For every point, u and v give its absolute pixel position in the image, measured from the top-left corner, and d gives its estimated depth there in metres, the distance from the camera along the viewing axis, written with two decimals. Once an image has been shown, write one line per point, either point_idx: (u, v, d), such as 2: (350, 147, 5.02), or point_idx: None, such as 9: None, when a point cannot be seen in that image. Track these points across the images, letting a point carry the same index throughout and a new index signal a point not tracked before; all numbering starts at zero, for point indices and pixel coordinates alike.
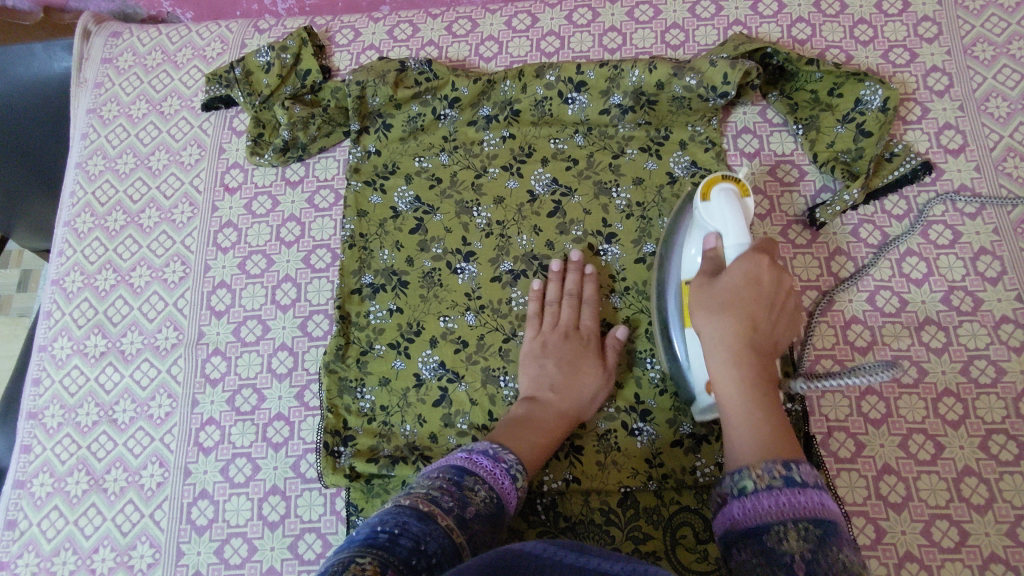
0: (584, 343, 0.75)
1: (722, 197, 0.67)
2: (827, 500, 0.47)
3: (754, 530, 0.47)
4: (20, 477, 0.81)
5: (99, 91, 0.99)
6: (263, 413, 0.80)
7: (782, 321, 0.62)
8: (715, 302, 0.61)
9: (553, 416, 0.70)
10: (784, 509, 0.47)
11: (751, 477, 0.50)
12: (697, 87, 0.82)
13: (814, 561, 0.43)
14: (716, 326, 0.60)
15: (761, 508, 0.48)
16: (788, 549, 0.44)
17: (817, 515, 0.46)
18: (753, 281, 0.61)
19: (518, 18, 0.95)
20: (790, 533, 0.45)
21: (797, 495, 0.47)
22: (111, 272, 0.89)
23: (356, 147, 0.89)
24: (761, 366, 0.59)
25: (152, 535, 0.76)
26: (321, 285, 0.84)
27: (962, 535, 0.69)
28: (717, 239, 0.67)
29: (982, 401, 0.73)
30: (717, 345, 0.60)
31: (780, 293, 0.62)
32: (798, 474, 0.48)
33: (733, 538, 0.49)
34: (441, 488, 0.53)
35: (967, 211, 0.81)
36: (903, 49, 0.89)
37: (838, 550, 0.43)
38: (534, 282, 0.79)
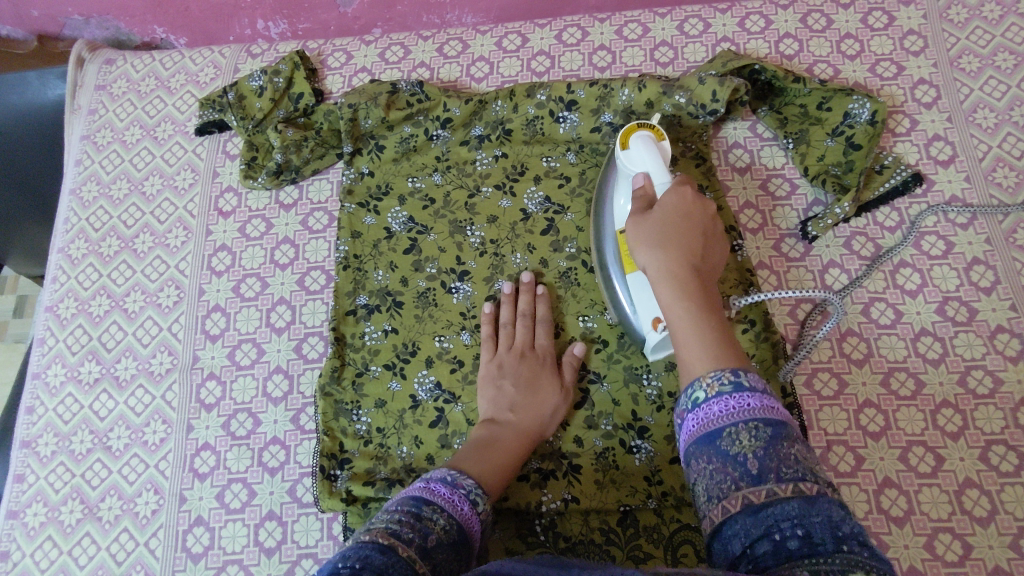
0: (541, 360, 0.75)
1: (642, 143, 0.70)
2: (774, 402, 0.48)
3: (709, 436, 0.48)
4: (13, 507, 0.80)
5: (94, 117, 0.99)
6: (258, 437, 0.79)
7: (714, 248, 0.63)
8: (652, 232, 0.62)
9: (514, 433, 0.70)
10: (733, 412, 0.47)
11: (702, 388, 0.50)
12: (687, 105, 0.83)
13: (767, 457, 0.44)
14: (655, 253, 0.60)
15: (713, 415, 0.48)
16: (742, 450, 0.46)
17: (767, 415, 0.46)
18: (683, 209, 0.63)
19: (508, 39, 0.96)
20: (742, 435, 0.46)
21: (745, 399, 0.48)
22: (105, 298, 0.88)
23: (349, 169, 0.89)
24: (703, 285, 0.58)
25: (147, 564, 0.75)
26: (316, 307, 0.84)
27: (965, 548, 0.69)
28: (644, 179, 0.68)
29: (980, 412, 0.73)
30: (657, 268, 0.59)
31: (709, 219, 0.64)
32: (747, 380, 0.49)
33: (691, 448, 0.49)
34: (401, 520, 0.52)
35: (958, 222, 0.81)
36: (890, 62, 0.90)
37: (789, 446, 0.45)
38: (486, 306, 0.79)
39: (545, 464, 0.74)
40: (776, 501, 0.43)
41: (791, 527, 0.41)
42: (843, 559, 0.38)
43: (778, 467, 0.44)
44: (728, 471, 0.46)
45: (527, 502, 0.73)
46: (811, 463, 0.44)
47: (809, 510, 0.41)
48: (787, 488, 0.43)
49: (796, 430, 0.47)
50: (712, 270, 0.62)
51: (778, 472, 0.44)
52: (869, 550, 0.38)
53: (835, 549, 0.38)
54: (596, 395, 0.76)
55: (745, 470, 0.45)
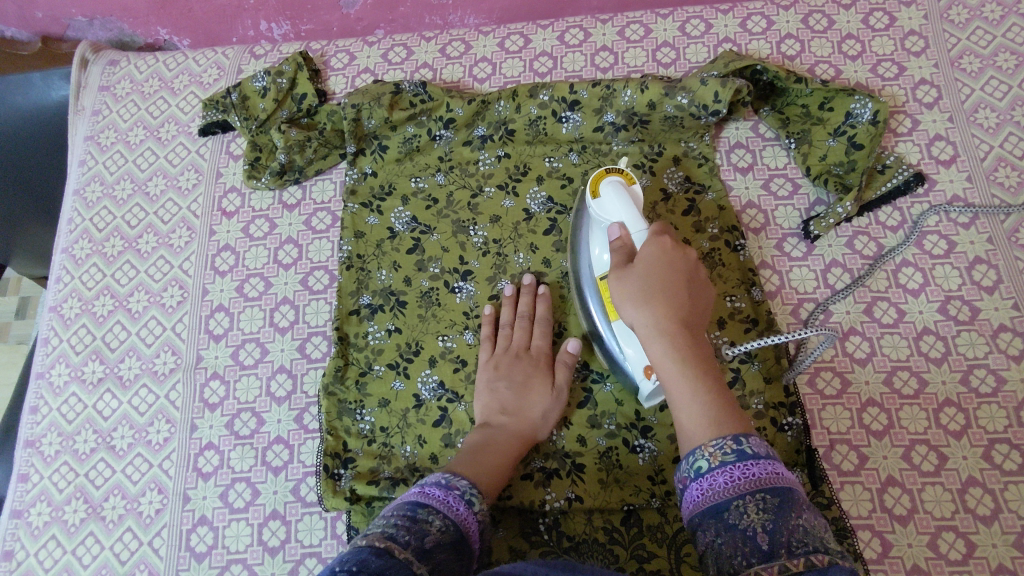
0: (536, 362, 0.75)
1: (613, 191, 0.68)
2: (778, 468, 0.49)
3: (714, 510, 0.49)
4: (17, 506, 0.80)
5: (97, 118, 1.00)
6: (262, 437, 0.79)
7: (701, 292, 0.62)
8: (636, 290, 0.60)
9: (508, 436, 0.70)
10: (739, 483, 0.49)
11: (705, 457, 0.51)
12: (689, 105, 0.83)
13: (775, 530, 0.46)
14: (642, 312, 0.58)
15: (718, 486, 0.50)
16: (750, 524, 0.47)
17: (770, 484, 0.48)
18: (663, 260, 0.61)
19: (510, 40, 0.96)
20: (749, 507, 0.47)
21: (750, 469, 0.49)
22: (108, 298, 0.89)
23: (353, 169, 0.89)
24: (697, 342, 0.57)
25: (151, 563, 0.75)
26: (320, 307, 0.84)
27: (968, 546, 0.69)
28: (620, 229, 0.66)
29: (983, 410, 0.73)
30: (646, 330, 0.58)
31: (691, 264, 0.62)
32: (749, 448, 0.50)
33: (697, 520, 0.50)
34: (396, 525, 0.52)
35: (960, 221, 0.82)
36: (891, 63, 0.90)
37: (796, 516, 0.46)
38: (486, 309, 0.80)
39: (549, 463, 0.74)
40: (789, 575, 0.43)
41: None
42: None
43: (788, 540, 0.45)
44: (738, 544, 0.47)
45: (531, 501, 0.73)
46: (819, 532, 0.46)
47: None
48: (799, 561, 0.43)
49: (801, 496, 0.49)
50: (702, 316, 0.61)
51: (788, 546, 0.45)
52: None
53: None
54: (600, 395, 0.76)
55: (755, 543, 0.46)
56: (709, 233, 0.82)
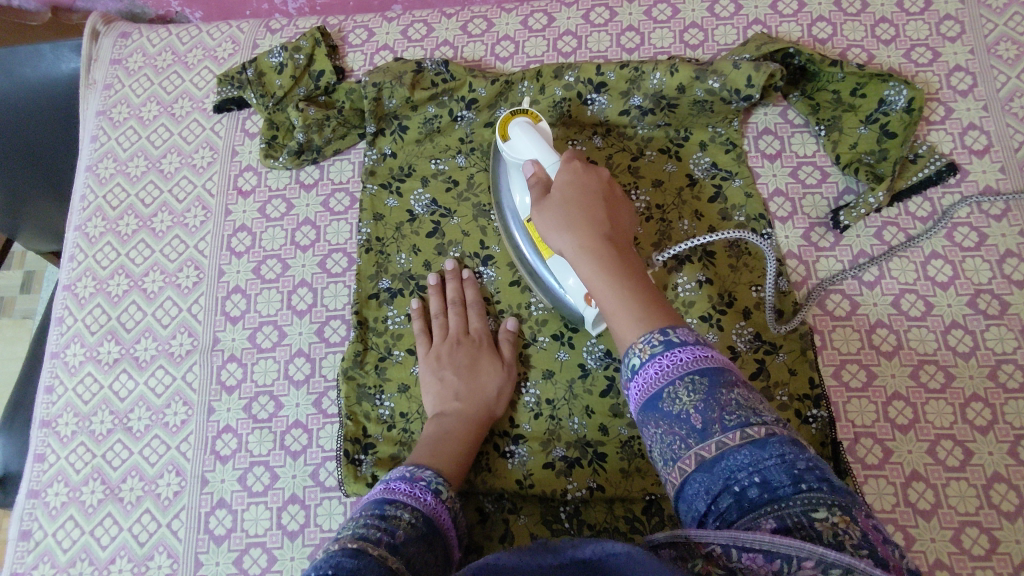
0: (477, 341, 0.76)
1: (521, 130, 0.69)
2: (706, 350, 0.47)
3: (651, 402, 0.48)
4: (34, 486, 0.79)
5: (109, 92, 0.97)
6: (280, 421, 0.78)
7: (619, 207, 0.62)
8: (555, 215, 0.59)
9: (464, 420, 0.70)
10: (669, 370, 0.47)
11: (636, 354, 0.49)
12: (721, 90, 0.81)
13: (710, 410, 0.45)
14: (563, 233, 0.57)
15: (649, 377, 0.48)
16: (684, 408, 0.46)
17: (700, 367, 0.46)
18: (577, 182, 0.61)
19: (533, 18, 0.94)
20: (681, 392, 0.46)
21: (677, 355, 0.47)
22: (123, 278, 0.87)
23: (372, 149, 0.87)
24: (618, 250, 0.56)
25: (169, 545, 0.75)
26: (338, 290, 0.83)
27: (992, 542, 0.68)
28: (534, 166, 0.66)
29: (1011, 406, 0.73)
30: (572, 250, 0.57)
31: (604, 181, 0.62)
32: (675, 336, 0.48)
33: (639, 414, 0.49)
34: (367, 524, 0.51)
35: (992, 213, 0.80)
36: (925, 48, 0.88)
37: (727, 391, 0.45)
38: (415, 302, 0.79)
39: (570, 452, 0.74)
40: (726, 451, 0.43)
41: (748, 475, 0.42)
42: (803, 499, 0.39)
43: (721, 416, 0.44)
44: (677, 430, 0.46)
45: (551, 490, 0.73)
46: (752, 403, 0.45)
47: (759, 456, 0.42)
48: (735, 435, 0.43)
49: (735, 373, 0.47)
50: (625, 232, 0.61)
51: (722, 421, 0.44)
52: (828, 485, 0.40)
53: (794, 491, 0.40)
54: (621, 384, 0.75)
55: (691, 426, 0.45)
56: (736, 221, 0.81)
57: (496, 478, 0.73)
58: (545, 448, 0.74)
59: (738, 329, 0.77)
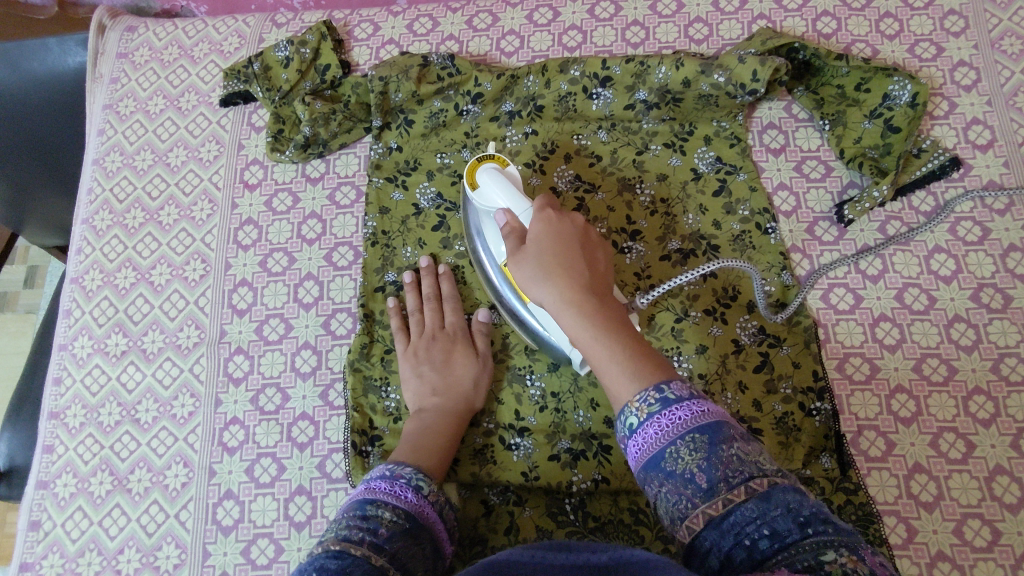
0: (453, 336, 0.77)
1: (490, 177, 0.68)
2: (703, 405, 0.49)
3: (652, 462, 0.49)
4: (43, 477, 0.80)
5: (116, 86, 0.98)
6: (287, 413, 0.79)
7: (596, 256, 0.61)
8: (536, 271, 0.58)
9: (443, 416, 0.72)
10: (669, 430, 0.48)
11: (633, 413, 0.50)
12: (726, 84, 0.81)
13: (711, 467, 0.46)
14: (546, 289, 0.57)
15: (648, 439, 0.49)
16: (687, 466, 0.47)
17: (698, 424, 0.47)
18: (554, 234, 0.60)
19: (539, 12, 0.94)
20: (683, 451, 0.47)
21: (675, 414, 0.48)
22: (130, 270, 0.88)
23: (378, 143, 0.88)
24: (602, 302, 0.56)
25: (177, 536, 0.76)
26: (344, 283, 0.84)
27: (994, 534, 0.69)
28: (507, 214, 0.65)
29: (1013, 399, 0.73)
30: (556, 306, 0.56)
31: (580, 229, 0.62)
32: (672, 393, 0.49)
33: (642, 474, 0.50)
34: (349, 526, 0.52)
35: (995, 207, 0.80)
36: (930, 43, 0.88)
37: (727, 447, 0.46)
38: (389, 300, 0.80)
39: (575, 445, 0.74)
40: (733, 507, 0.44)
41: (757, 528, 0.42)
42: (810, 542, 0.39)
43: (724, 474, 0.45)
44: (681, 490, 0.47)
45: (557, 482, 0.73)
46: (753, 457, 0.46)
47: (767, 507, 0.43)
48: (739, 492, 0.44)
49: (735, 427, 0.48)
50: (605, 279, 0.60)
51: (726, 479, 0.45)
52: (834, 529, 0.40)
53: (802, 536, 0.40)
54: None
55: (695, 484, 0.46)
56: (740, 215, 0.82)
57: (502, 470, 0.74)
58: (550, 441, 0.75)
59: (742, 322, 0.77)
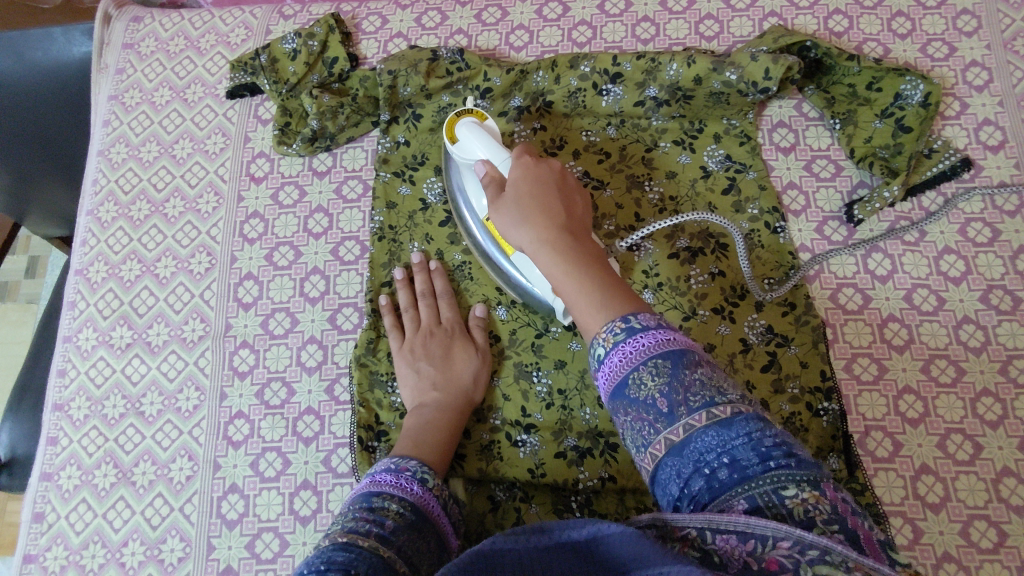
0: (449, 331, 0.77)
1: (469, 131, 0.70)
2: (668, 332, 0.47)
3: (618, 391, 0.48)
4: (46, 469, 0.79)
5: (121, 77, 0.97)
6: (293, 407, 0.79)
7: (574, 197, 0.61)
8: (509, 211, 0.59)
9: (441, 410, 0.71)
10: (633, 357, 0.47)
11: (601, 343, 0.49)
12: (738, 82, 0.81)
13: (674, 392, 0.45)
14: (521, 229, 0.57)
15: (614, 367, 0.48)
16: (650, 393, 0.46)
17: (663, 351, 0.46)
18: (529, 176, 0.61)
19: (548, 7, 0.93)
20: (646, 377, 0.46)
21: (639, 341, 0.47)
22: (136, 263, 0.87)
23: (385, 137, 0.87)
24: (574, 239, 0.55)
25: (182, 529, 0.75)
26: (351, 278, 0.83)
27: (1000, 535, 0.69)
28: (485, 165, 0.67)
29: (1021, 401, 0.73)
30: (529, 245, 0.56)
31: (558, 173, 0.62)
32: (638, 322, 0.48)
33: (609, 404, 0.49)
34: (356, 518, 0.52)
35: (1006, 209, 0.80)
36: (942, 42, 0.87)
37: (690, 373, 0.45)
38: (382, 299, 0.80)
39: (582, 442, 0.74)
40: (693, 433, 0.44)
41: (717, 457, 0.43)
42: (770, 477, 0.40)
43: (686, 399, 0.45)
44: (645, 416, 0.46)
45: (563, 479, 0.73)
46: (717, 384, 0.45)
47: (727, 437, 0.43)
48: (701, 417, 0.44)
49: (702, 355, 0.47)
50: (583, 219, 0.60)
51: (688, 404, 0.44)
52: (794, 461, 0.41)
53: (762, 470, 0.41)
54: None
55: (658, 411, 0.45)
56: (749, 214, 0.81)
57: (508, 466, 0.74)
58: (556, 438, 0.74)
59: (750, 321, 0.77)
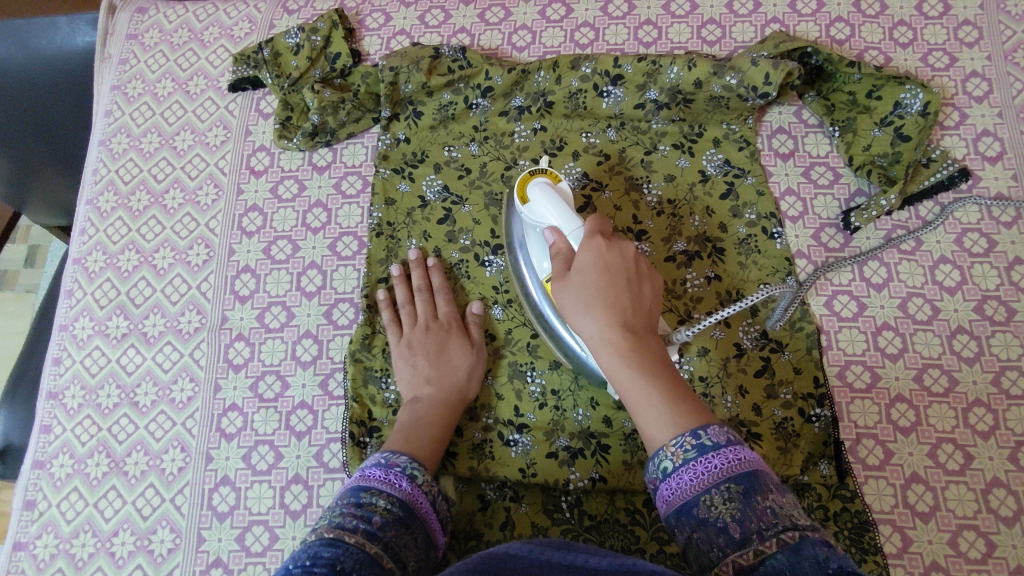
0: (446, 327, 0.77)
1: (540, 193, 0.67)
2: (740, 452, 0.49)
3: (685, 508, 0.49)
4: (39, 457, 0.80)
5: (124, 67, 0.97)
6: (286, 401, 0.79)
7: (642, 287, 0.61)
8: (580, 300, 0.59)
9: (435, 405, 0.72)
10: (704, 478, 0.49)
11: (668, 457, 0.51)
12: (738, 86, 0.81)
13: (745, 518, 0.46)
14: (589, 319, 0.58)
15: (683, 484, 0.50)
16: (720, 515, 0.47)
17: (735, 474, 0.48)
18: (603, 266, 0.60)
19: (552, 8, 0.94)
20: (717, 499, 0.48)
21: (711, 461, 0.49)
22: (133, 253, 0.87)
23: (386, 134, 0.88)
24: (641, 341, 0.57)
25: (173, 520, 0.76)
26: (347, 273, 0.83)
27: (988, 546, 0.69)
28: (554, 233, 0.65)
29: (1012, 413, 0.73)
30: (597, 339, 0.58)
31: (629, 261, 0.62)
32: (708, 439, 0.50)
33: (673, 518, 0.50)
34: (344, 513, 0.53)
35: (1002, 220, 0.80)
36: (943, 52, 0.87)
37: (762, 498, 0.47)
38: (381, 292, 0.81)
39: (573, 443, 0.74)
40: (764, 559, 0.43)
41: None
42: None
43: (758, 526, 0.45)
44: (713, 538, 0.47)
45: (554, 480, 0.73)
46: (788, 510, 0.46)
47: (798, 560, 0.42)
48: (771, 543, 0.44)
49: (773, 479, 0.49)
50: (649, 313, 0.60)
51: (759, 530, 0.45)
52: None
53: None
54: None
55: (727, 534, 0.46)
56: (746, 219, 0.81)
57: (500, 465, 0.74)
58: (548, 439, 0.74)
59: (745, 326, 0.77)
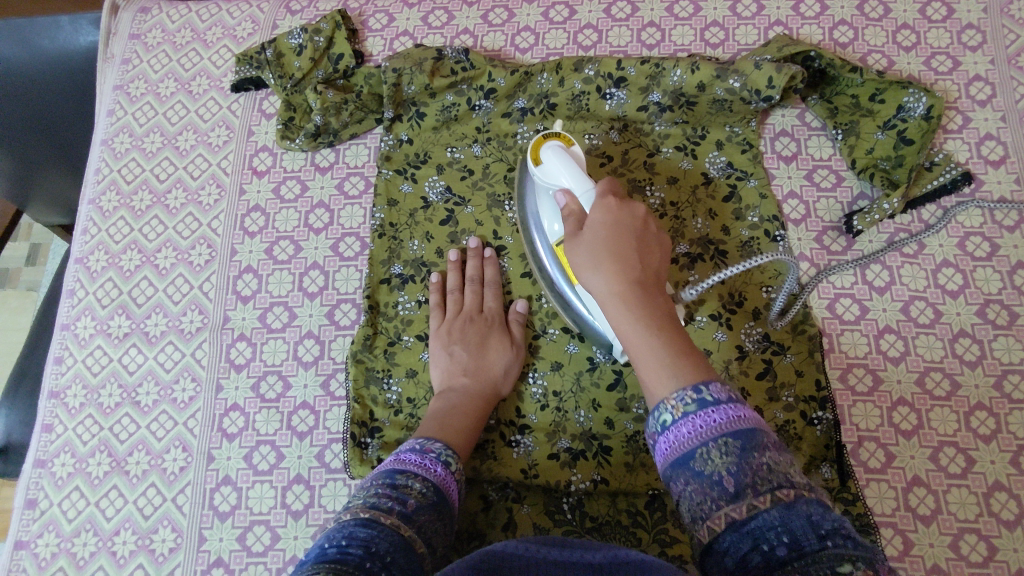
0: (489, 321, 0.77)
1: (553, 155, 0.67)
2: (740, 409, 0.48)
3: (681, 460, 0.48)
4: (41, 456, 0.80)
5: (127, 67, 0.98)
6: (288, 401, 0.79)
7: (651, 247, 0.61)
8: (588, 257, 0.60)
9: (469, 396, 0.72)
10: (702, 431, 0.47)
11: (668, 410, 0.50)
12: (741, 89, 0.81)
13: (740, 472, 0.45)
14: (596, 276, 0.58)
15: (681, 436, 0.48)
16: (715, 469, 0.46)
17: (733, 428, 0.46)
18: (611, 224, 0.60)
19: (555, 10, 0.94)
20: (712, 453, 0.46)
21: (710, 416, 0.47)
22: (136, 253, 0.87)
23: (389, 135, 0.88)
24: (647, 297, 0.57)
25: (174, 520, 0.76)
26: (349, 274, 0.83)
27: (990, 549, 0.69)
28: (565, 195, 0.65)
29: (1014, 416, 0.73)
30: (604, 294, 0.58)
31: (639, 221, 0.62)
32: (709, 395, 0.48)
33: (669, 472, 0.49)
34: (378, 493, 0.52)
35: (1004, 224, 0.80)
36: (946, 56, 0.87)
37: (759, 454, 0.45)
38: (432, 276, 0.81)
39: (575, 444, 0.74)
40: (757, 514, 0.43)
41: (777, 534, 0.41)
42: (829, 555, 0.38)
43: (754, 481, 0.44)
44: (706, 490, 0.46)
45: (556, 481, 0.73)
46: (785, 468, 0.45)
47: (790, 517, 0.42)
48: (765, 499, 0.43)
49: (772, 436, 0.47)
50: (656, 273, 0.61)
51: (754, 485, 0.44)
52: (854, 542, 0.39)
53: (821, 547, 0.39)
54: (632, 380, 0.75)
55: (722, 487, 0.45)
56: (749, 221, 0.81)
57: (501, 466, 0.74)
58: (550, 440, 0.74)
59: (747, 329, 0.77)
